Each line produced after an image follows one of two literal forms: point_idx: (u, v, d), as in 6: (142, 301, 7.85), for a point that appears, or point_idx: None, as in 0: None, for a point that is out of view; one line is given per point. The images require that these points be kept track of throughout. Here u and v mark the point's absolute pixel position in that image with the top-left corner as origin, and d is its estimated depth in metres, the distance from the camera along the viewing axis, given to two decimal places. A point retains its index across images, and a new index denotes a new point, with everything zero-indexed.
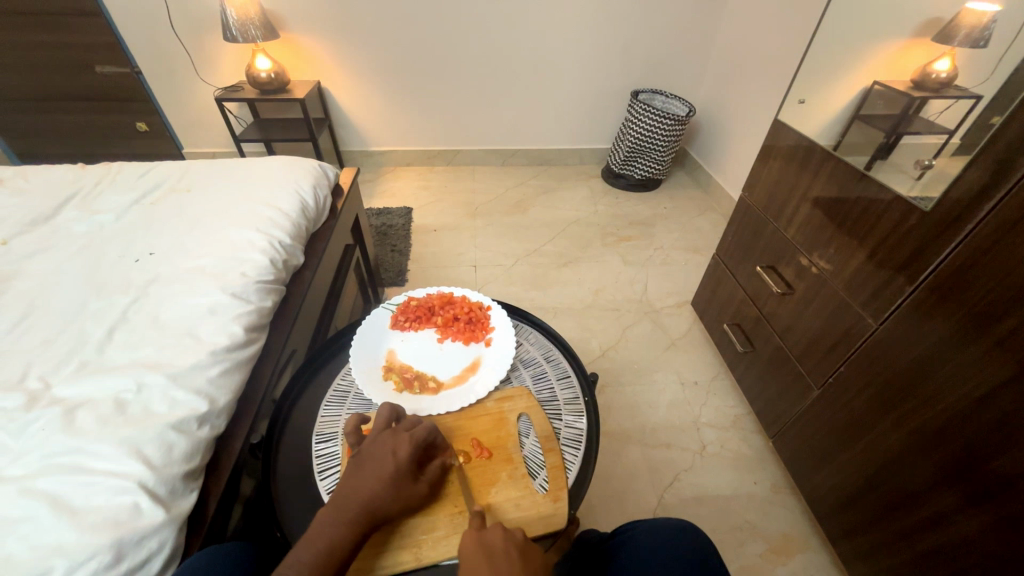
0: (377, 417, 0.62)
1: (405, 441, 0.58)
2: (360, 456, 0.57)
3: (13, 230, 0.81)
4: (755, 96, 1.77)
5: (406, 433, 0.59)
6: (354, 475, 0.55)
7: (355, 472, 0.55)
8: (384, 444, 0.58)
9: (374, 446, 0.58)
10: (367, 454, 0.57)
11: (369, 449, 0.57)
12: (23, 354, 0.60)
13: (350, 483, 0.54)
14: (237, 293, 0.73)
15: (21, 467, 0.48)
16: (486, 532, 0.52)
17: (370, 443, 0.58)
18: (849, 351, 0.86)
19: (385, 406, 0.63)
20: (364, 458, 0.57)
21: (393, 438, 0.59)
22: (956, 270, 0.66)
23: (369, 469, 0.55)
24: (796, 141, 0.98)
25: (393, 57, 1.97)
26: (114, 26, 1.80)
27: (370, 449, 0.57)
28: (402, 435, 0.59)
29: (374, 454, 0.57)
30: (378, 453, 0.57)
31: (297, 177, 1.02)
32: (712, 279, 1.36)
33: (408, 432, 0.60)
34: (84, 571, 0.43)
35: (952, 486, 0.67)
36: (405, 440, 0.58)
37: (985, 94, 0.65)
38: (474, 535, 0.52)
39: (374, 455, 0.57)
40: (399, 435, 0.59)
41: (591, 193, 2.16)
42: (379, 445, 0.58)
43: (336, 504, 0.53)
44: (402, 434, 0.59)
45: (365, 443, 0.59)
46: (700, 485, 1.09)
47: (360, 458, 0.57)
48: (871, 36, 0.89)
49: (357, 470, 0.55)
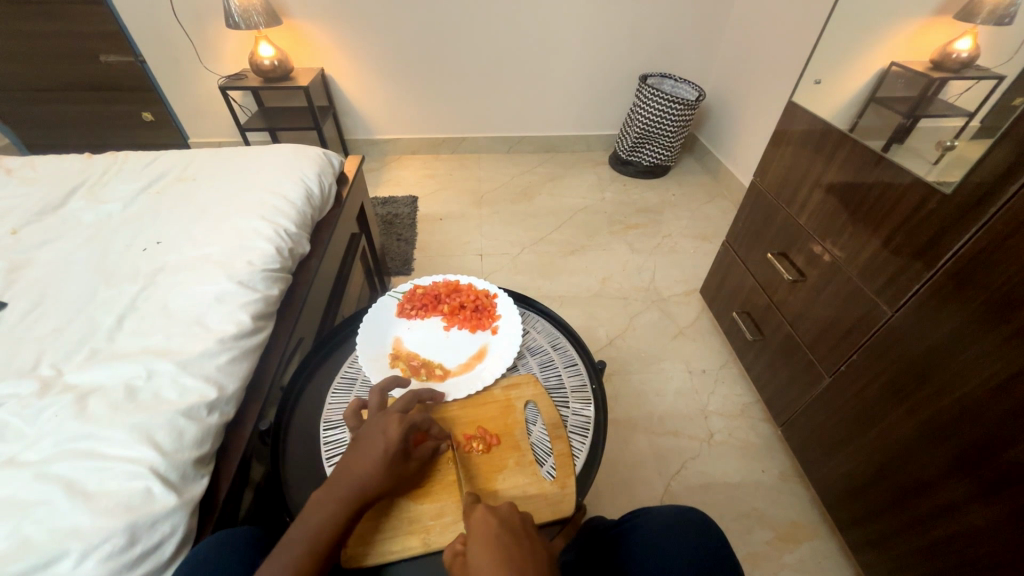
0: (372, 399, 0.62)
1: (395, 423, 0.57)
2: (354, 440, 0.57)
3: (23, 219, 0.81)
4: (767, 78, 1.72)
5: (396, 414, 0.58)
6: (347, 458, 0.55)
7: (348, 454, 0.55)
8: (376, 425, 0.57)
9: (368, 429, 0.57)
10: (361, 437, 0.56)
11: (362, 432, 0.57)
12: (35, 341, 0.61)
13: (343, 465, 0.54)
14: (244, 282, 0.73)
15: (36, 452, 0.49)
16: (506, 511, 0.51)
17: (365, 426, 0.58)
18: (862, 339, 0.85)
19: (377, 388, 0.63)
20: (358, 440, 0.56)
21: (385, 419, 0.58)
22: (976, 256, 0.64)
23: (361, 452, 0.55)
24: (810, 124, 0.95)
25: (396, 44, 1.94)
26: (117, 14, 1.79)
27: (363, 433, 0.57)
28: (392, 415, 0.58)
29: (367, 437, 0.56)
30: (369, 435, 0.56)
31: (301, 165, 1.01)
32: (722, 266, 1.34)
33: (399, 414, 0.59)
34: (98, 555, 0.43)
35: (965, 476, 0.66)
36: (396, 421, 0.57)
37: (1008, 74, 0.63)
38: (495, 512, 0.51)
39: (365, 438, 0.56)
40: (390, 416, 0.58)
41: (598, 180, 2.13)
42: (372, 427, 0.57)
43: (327, 486, 0.52)
44: (394, 414, 0.58)
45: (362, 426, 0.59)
46: (707, 474, 1.09)
47: (356, 442, 0.56)
48: (891, 14, 0.86)
49: (351, 451, 0.55)
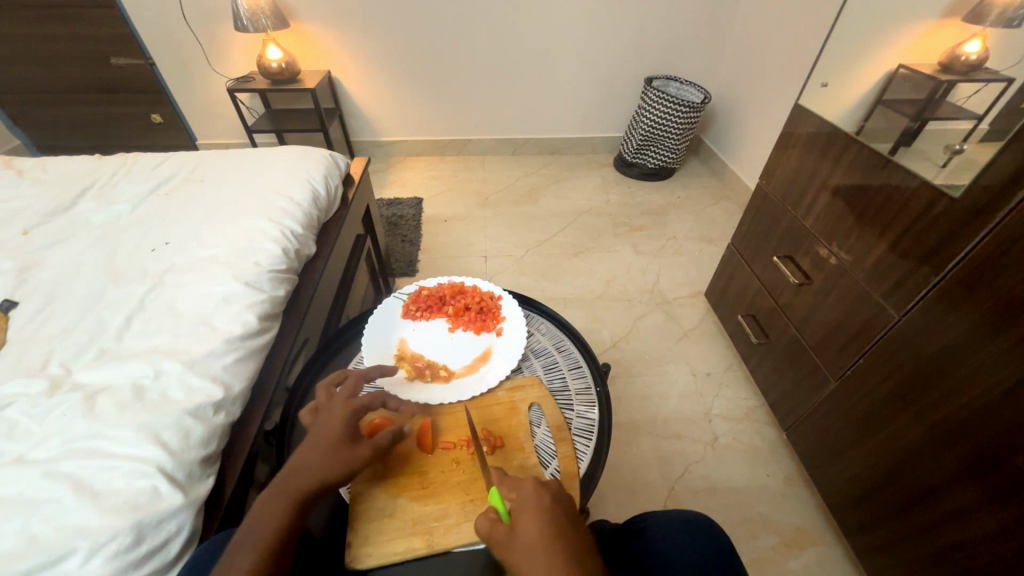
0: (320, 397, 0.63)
1: (341, 410, 0.58)
2: (306, 436, 0.58)
3: (34, 220, 0.83)
4: (773, 81, 1.72)
5: (343, 403, 0.59)
6: (298, 452, 0.55)
7: (301, 448, 0.56)
8: (323, 419, 0.58)
9: (316, 422, 0.58)
10: (310, 430, 0.57)
11: (311, 426, 0.58)
12: (45, 341, 0.62)
13: (294, 456, 0.55)
14: (250, 282, 0.73)
15: (45, 450, 0.50)
16: (556, 488, 0.53)
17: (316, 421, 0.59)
18: (868, 343, 0.84)
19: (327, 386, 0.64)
20: (308, 435, 0.57)
21: (331, 410, 0.59)
22: (985, 260, 0.63)
23: (311, 442, 0.55)
24: (817, 126, 0.95)
25: (403, 46, 1.95)
26: (127, 17, 1.81)
27: (311, 426, 0.58)
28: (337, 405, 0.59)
29: (316, 429, 0.57)
30: (318, 426, 0.57)
31: (308, 167, 1.02)
32: (727, 269, 1.34)
33: (348, 401, 0.60)
34: (105, 553, 0.43)
35: (974, 483, 0.65)
36: (340, 407, 0.59)
37: (1020, 76, 0.62)
38: (547, 487, 0.52)
39: (316, 427, 0.57)
40: (334, 407, 0.59)
41: (603, 182, 2.13)
42: (320, 420, 0.58)
43: (279, 477, 0.53)
44: (338, 405, 0.59)
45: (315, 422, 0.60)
46: (711, 478, 1.08)
47: (307, 432, 0.57)
48: (899, 17, 0.86)
49: (302, 445, 0.56)
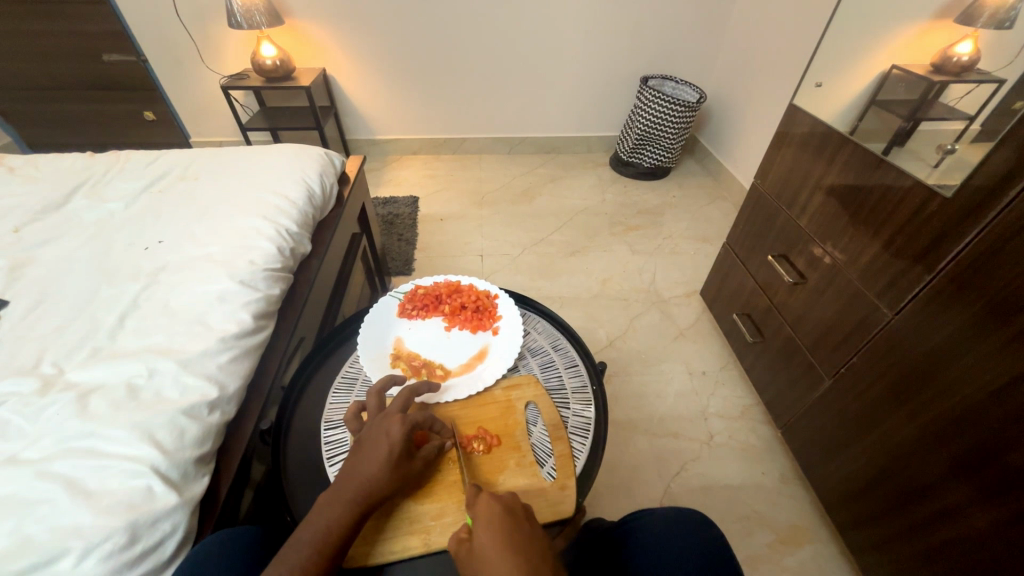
0: (371, 401, 0.62)
1: (397, 423, 0.57)
2: (357, 443, 0.57)
3: (25, 218, 0.81)
4: (768, 81, 1.73)
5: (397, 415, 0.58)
6: (352, 461, 0.55)
7: (353, 456, 0.55)
8: (378, 428, 0.57)
9: (370, 430, 0.57)
10: (363, 439, 0.56)
11: (365, 435, 0.57)
12: (36, 340, 0.61)
13: (348, 467, 0.54)
14: (245, 281, 0.73)
15: (37, 450, 0.49)
16: (509, 497, 0.53)
17: (367, 429, 0.58)
18: (862, 341, 0.85)
19: (376, 390, 0.63)
20: (361, 443, 0.56)
21: (387, 420, 0.58)
22: (977, 259, 0.64)
23: (366, 454, 0.55)
24: (812, 126, 0.96)
25: (398, 44, 1.95)
26: (120, 13, 1.79)
27: (366, 435, 0.57)
28: (393, 416, 0.58)
29: (371, 438, 0.56)
30: (372, 438, 0.56)
31: (303, 165, 1.01)
32: (723, 268, 1.34)
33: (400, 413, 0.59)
34: (99, 553, 0.43)
35: (965, 479, 0.66)
36: (397, 419, 0.58)
37: (1008, 78, 0.63)
38: (499, 498, 0.52)
39: (367, 439, 0.56)
40: (390, 417, 0.58)
41: (599, 182, 2.13)
42: (375, 429, 0.57)
43: (334, 488, 0.53)
44: (394, 415, 0.58)
45: (364, 429, 0.59)
46: (707, 476, 1.09)
47: (362, 441, 0.56)
48: (892, 18, 0.86)
49: (356, 453, 0.55)
